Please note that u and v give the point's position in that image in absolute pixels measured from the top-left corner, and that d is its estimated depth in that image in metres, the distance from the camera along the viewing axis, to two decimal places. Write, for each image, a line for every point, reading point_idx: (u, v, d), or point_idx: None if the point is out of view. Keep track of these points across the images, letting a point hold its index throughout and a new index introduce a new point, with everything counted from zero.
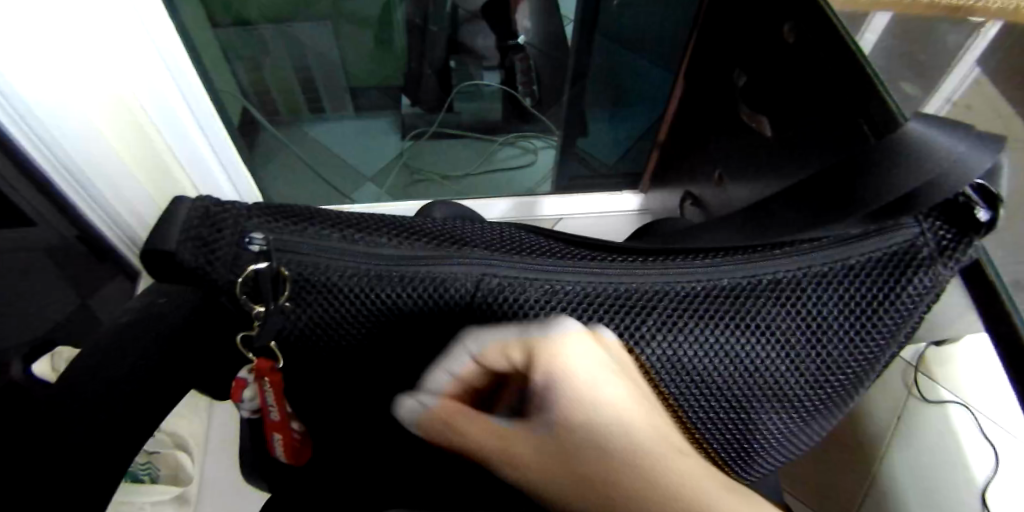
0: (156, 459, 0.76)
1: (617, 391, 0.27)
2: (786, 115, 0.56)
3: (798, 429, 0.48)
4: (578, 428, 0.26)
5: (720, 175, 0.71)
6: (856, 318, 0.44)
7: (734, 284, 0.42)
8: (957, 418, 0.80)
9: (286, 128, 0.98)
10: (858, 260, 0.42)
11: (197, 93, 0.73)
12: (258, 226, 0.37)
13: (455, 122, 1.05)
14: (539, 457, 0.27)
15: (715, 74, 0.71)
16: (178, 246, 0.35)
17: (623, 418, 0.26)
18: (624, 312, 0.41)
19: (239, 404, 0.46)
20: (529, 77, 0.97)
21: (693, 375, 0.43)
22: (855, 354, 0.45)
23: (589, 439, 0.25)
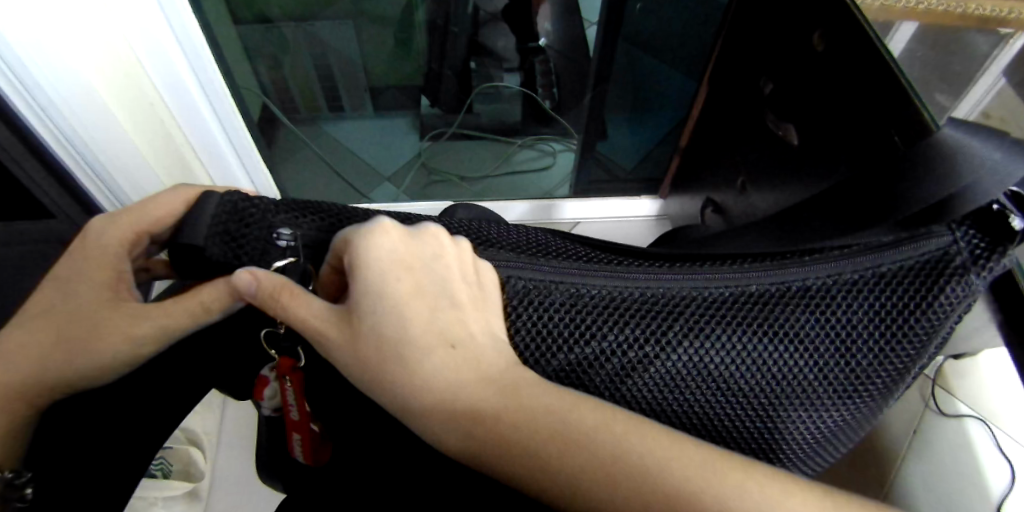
0: (169, 454, 0.77)
1: (403, 290, 0.34)
2: (815, 124, 0.55)
3: (828, 449, 0.45)
4: (369, 315, 0.33)
5: (743, 182, 0.71)
6: (893, 329, 0.41)
7: (762, 289, 0.41)
8: (974, 431, 0.78)
9: (305, 126, 0.99)
10: (892, 267, 0.41)
11: (219, 91, 0.75)
12: (285, 221, 0.38)
13: (474, 123, 1.06)
14: (337, 334, 0.33)
15: (741, 81, 0.70)
16: (206, 241, 0.36)
17: (404, 315, 0.33)
18: (649, 317, 0.39)
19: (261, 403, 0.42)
20: (548, 79, 1.00)
21: (721, 386, 0.40)
22: (891, 366, 0.42)
23: (376, 328, 0.33)
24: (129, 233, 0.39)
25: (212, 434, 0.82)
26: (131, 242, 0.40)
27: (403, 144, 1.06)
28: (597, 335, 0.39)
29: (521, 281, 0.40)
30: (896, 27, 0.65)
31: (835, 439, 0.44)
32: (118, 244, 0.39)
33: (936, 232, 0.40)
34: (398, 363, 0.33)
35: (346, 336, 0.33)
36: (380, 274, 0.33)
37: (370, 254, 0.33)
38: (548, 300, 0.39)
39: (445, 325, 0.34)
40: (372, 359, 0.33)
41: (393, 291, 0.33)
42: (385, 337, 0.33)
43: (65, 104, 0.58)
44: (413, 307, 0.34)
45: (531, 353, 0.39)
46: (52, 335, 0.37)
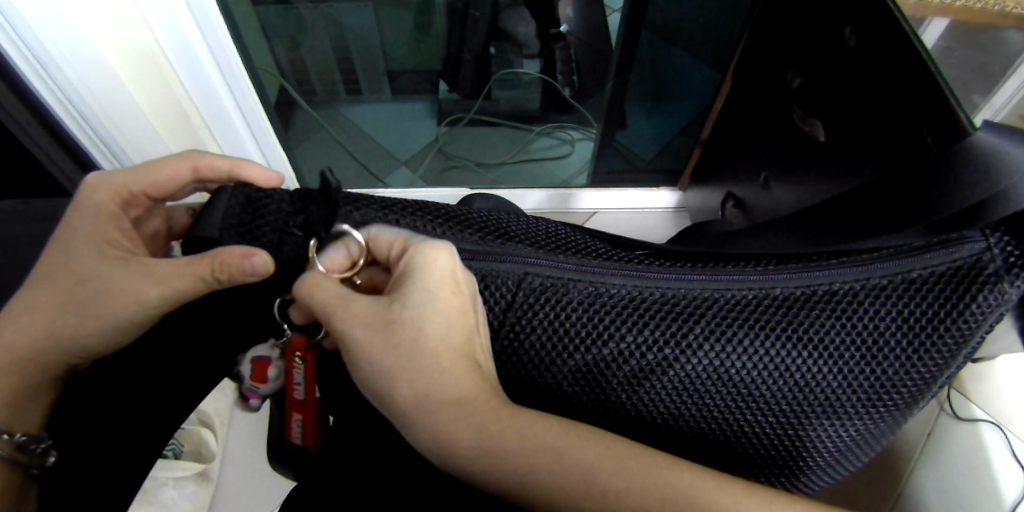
0: (180, 435, 0.78)
1: (444, 302, 0.35)
2: (847, 120, 0.53)
3: (854, 458, 0.41)
4: (406, 321, 0.35)
5: (766, 177, 0.69)
6: (932, 339, 0.37)
7: (785, 293, 0.38)
8: (988, 437, 0.77)
9: (322, 109, 0.98)
10: (928, 272, 0.36)
11: (230, 55, 0.72)
12: (300, 211, 0.36)
13: (492, 110, 1.05)
14: (366, 336, 0.35)
15: (768, 76, 0.68)
16: (221, 233, 0.36)
17: (443, 326, 0.35)
18: (669, 319, 0.38)
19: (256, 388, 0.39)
20: (568, 67, 0.98)
21: (740, 390, 0.37)
22: (931, 377, 0.38)
23: (410, 331, 0.35)
24: (122, 188, 0.42)
25: (224, 415, 0.82)
26: (125, 197, 0.42)
27: (420, 129, 1.05)
28: (614, 335, 0.38)
29: (539, 278, 0.38)
30: (929, 22, 0.63)
31: (860, 451, 0.41)
32: (112, 197, 0.42)
33: (970, 238, 0.35)
34: (431, 359, 0.34)
35: (376, 331, 0.35)
36: (430, 286, 0.35)
37: (431, 263, 0.35)
38: (566, 298, 0.38)
39: (477, 333, 0.36)
40: (403, 355, 0.34)
41: (445, 300, 0.35)
42: (425, 335, 0.35)
43: (73, 72, 0.60)
44: (460, 313, 0.35)
45: (544, 354, 0.38)
46: (75, 298, 0.38)
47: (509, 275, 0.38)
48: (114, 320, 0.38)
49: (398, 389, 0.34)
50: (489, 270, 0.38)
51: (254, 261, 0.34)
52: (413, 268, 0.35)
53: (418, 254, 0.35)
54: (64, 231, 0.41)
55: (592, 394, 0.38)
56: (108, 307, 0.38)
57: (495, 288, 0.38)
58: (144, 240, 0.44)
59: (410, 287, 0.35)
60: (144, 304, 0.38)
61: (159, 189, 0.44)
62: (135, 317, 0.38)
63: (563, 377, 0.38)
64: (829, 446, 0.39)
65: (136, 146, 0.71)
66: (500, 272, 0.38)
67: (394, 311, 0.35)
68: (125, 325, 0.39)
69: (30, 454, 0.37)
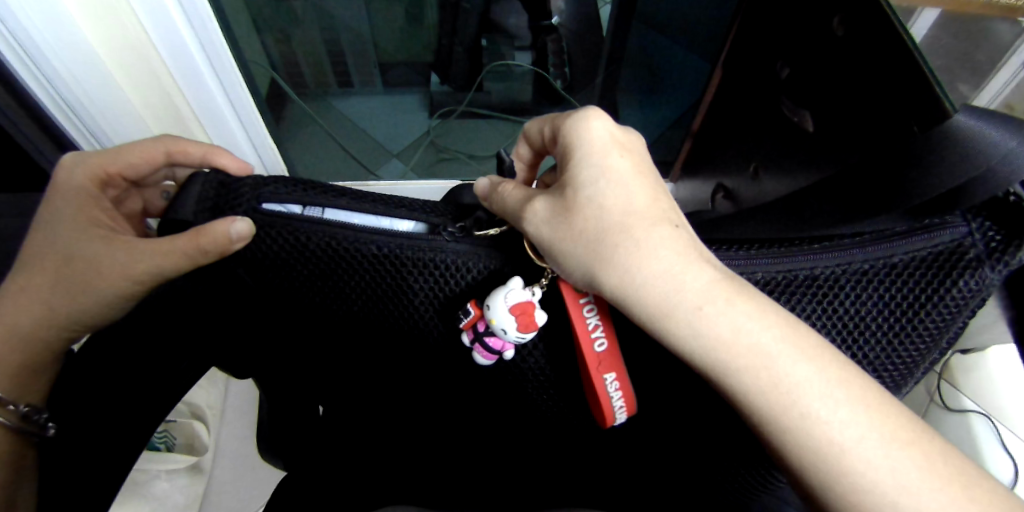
0: (173, 427, 0.76)
1: (619, 162, 0.33)
2: (831, 111, 0.53)
3: None
4: (584, 192, 0.32)
5: (755, 167, 0.70)
6: (914, 323, 0.37)
7: (768, 279, 0.37)
8: (978, 428, 0.77)
9: (314, 101, 0.98)
10: (908, 256, 0.36)
11: (220, 48, 0.71)
12: (270, 194, 0.34)
13: (485, 102, 1.03)
14: (549, 214, 0.32)
15: (757, 68, 0.68)
16: (195, 216, 0.35)
17: (624, 193, 0.32)
18: None
19: (506, 331, 0.31)
20: (561, 59, 0.98)
21: None
22: (907, 362, 0.38)
23: (591, 202, 0.31)
24: (99, 169, 0.42)
25: (216, 409, 0.82)
26: (102, 179, 0.42)
27: (412, 121, 1.04)
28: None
29: None
30: (917, 14, 0.63)
31: None
32: (89, 179, 0.41)
33: (950, 223, 0.35)
34: (622, 235, 0.31)
35: (557, 209, 0.32)
36: (595, 151, 0.33)
37: (589, 139, 0.33)
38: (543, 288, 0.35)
39: (668, 209, 0.33)
40: (592, 227, 0.31)
41: (614, 169, 0.32)
42: (608, 209, 0.31)
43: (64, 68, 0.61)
44: (639, 186, 0.32)
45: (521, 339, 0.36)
46: (57, 281, 0.38)
47: (484, 259, 0.35)
48: (105, 297, 0.38)
49: (601, 274, 0.30)
50: (460, 255, 0.34)
51: (238, 226, 0.33)
52: (576, 149, 0.33)
53: (574, 133, 0.34)
54: (49, 211, 0.40)
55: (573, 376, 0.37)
56: (96, 285, 0.38)
57: (465, 276, 0.35)
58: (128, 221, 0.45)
59: (579, 164, 0.33)
60: (122, 284, 0.38)
61: (133, 171, 0.43)
62: (117, 296, 0.38)
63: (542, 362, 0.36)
64: None
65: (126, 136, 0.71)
66: (472, 257, 0.34)
67: (572, 192, 0.32)
68: (118, 302, 0.39)
69: (34, 425, 0.37)
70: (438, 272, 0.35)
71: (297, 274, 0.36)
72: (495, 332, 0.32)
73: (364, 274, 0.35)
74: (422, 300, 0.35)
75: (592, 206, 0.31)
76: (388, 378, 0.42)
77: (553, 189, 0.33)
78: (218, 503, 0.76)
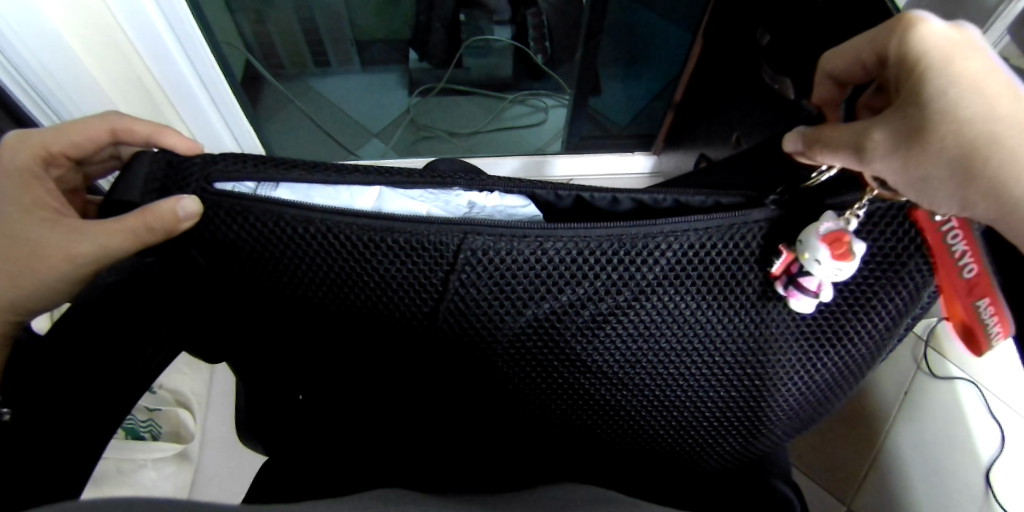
0: (157, 416, 0.76)
1: (973, 64, 0.25)
2: (808, 73, 0.51)
3: (822, 407, 0.38)
4: (926, 107, 0.25)
5: (738, 137, 0.70)
6: (892, 286, 0.33)
7: (752, 228, 0.32)
8: (964, 396, 0.79)
9: (290, 82, 0.96)
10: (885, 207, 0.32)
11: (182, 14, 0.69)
12: (223, 172, 0.32)
13: (465, 78, 1.02)
14: (892, 143, 0.26)
15: (738, 34, 0.67)
16: (143, 198, 0.32)
17: (979, 96, 0.25)
18: (621, 269, 0.32)
19: (820, 258, 0.28)
20: (540, 33, 0.95)
21: (693, 339, 0.35)
22: (879, 337, 0.35)
23: (942, 117, 0.25)
24: (41, 148, 0.40)
25: (201, 395, 0.81)
26: (44, 157, 0.40)
27: (392, 100, 1.02)
28: (566, 286, 0.33)
29: (483, 236, 0.31)
30: None
31: (834, 396, 0.38)
32: (31, 158, 0.39)
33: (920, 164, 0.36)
34: (981, 148, 0.25)
35: (901, 135, 0.26)
36: (943, 56, 0.25)
37: (931, 41, 0.26)
38: (505, 261, 0.32)
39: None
40: (946, 146, 0.25)
41: (960, 73, 0.25)
42: (966, 122, 0.25)
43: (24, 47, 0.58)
44: (998, 87, 0.25)
45: (487, 313, 0.34)
46: (7, 258, 0.37)
47: (442, 234, 0.31)
48: (56, 276, 0.37)
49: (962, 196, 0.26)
50: (419, 230, 0.31)
51: (183, 205, 0.30)
52: (919, 58, 0.26)
53: (908, 36, 0.26)
54: None
55: (541, 347, 0.35)
56: (40, 269, 0.36)
57: (423, 253, 0.32)
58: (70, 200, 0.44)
59: (930, 76, 0.25)
60: (72, 260, 0.36)
61: (77, 150, 0.42)
62: (72, 274, 0.37)
63: (511, 333, 0.34)
64: (798, 390, 0.37)
65: None
66: (431, 232, 0.31)
67: (921, 106, 0.25)
68: (72, 280, 0.37)
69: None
70: (392, 248, 0.32)
71: (245, 260, 0.33)
72: (810, 268, 0.29)
73: (319, 251, 0.32)
74: (380, 277, 0.33)
75: (952, 117, 0.25)
76: (343, 353, 0.40)
77: (892, 108, 0.26)
78: (206, 491, 0.75)
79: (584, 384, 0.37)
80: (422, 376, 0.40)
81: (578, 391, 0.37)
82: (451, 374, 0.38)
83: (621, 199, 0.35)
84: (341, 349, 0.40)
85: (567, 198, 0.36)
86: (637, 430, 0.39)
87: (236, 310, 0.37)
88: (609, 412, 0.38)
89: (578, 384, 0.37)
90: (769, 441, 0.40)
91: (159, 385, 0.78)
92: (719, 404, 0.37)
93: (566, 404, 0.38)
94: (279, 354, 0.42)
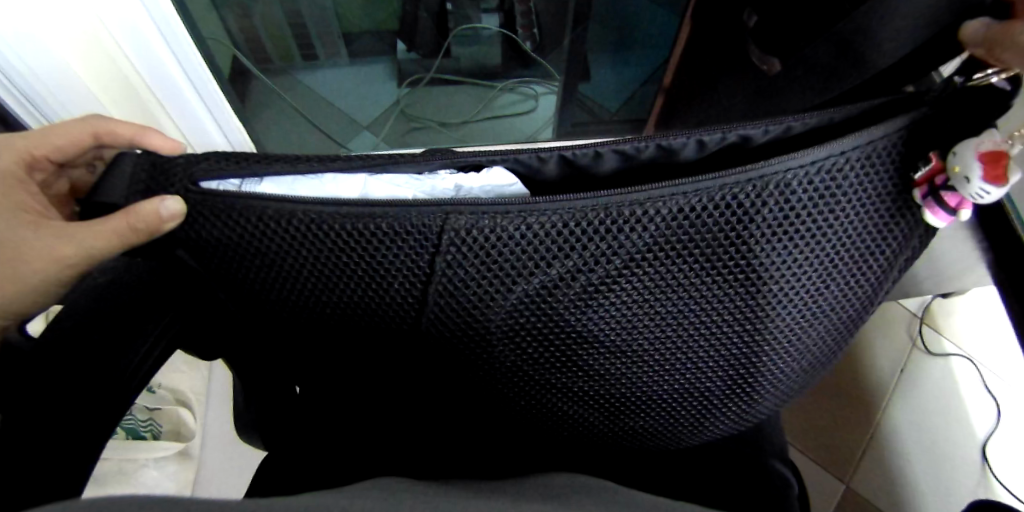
0: (157, 415, 0.76)
1: None
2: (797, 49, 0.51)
3: (815, 365, 0.39)
4: None
5: (728, 118, 0.70)
6: (881, 236, 0.33)
7: (744, 186, 0.31)
8: (959, 369, 0.80)
9: (278, 76, 0.95)
10: (865, 149, 0.31)
11: (168, 16, 0.68)
12: (207, 171, 0.31)
13: (452, 68, 1.01)
14: None
15: (727, 14, 0.66)
16: (127, 200, 0.32)
17: None
18: (610, 240, 0.32)
19: (976, 177, 0.28)
20: (529, 20, 0.94)
21: (684, 307, 0.34)
22: (867, 293, 0.35)
23: None
24: (24, 152, 0.41)
25: (200, 392, 0.82)
26: (28, 161, 0.41)
27: (382, 92, 1.02)
28: (554, 260, 0.32)
29: (465, 215, 0.31)
30: None
31: (825, 353, 0.38)
32: (15, 162, 0.40)
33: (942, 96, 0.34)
34: None
35: None
36: None
37: None
38: (491, 238, 0.32)
39: None
40: None
41: None
42: None
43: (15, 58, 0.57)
44: None
45: (475, 292, 0.33)
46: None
47: (423, 215, 0.31)
48: (49, 277, 0.37)
49: None
50: (402, 216, 0.31)
51: (167, 204, 0.30)
52: None
53: None
54: None
55: (533, 323, 0.34)
56: (26, 271, 0.36)
57: (406, 235, 0.32)
58: (58, 204, 0.44)
59: None
60: (63, 260, 0.36)
61: (61, 153, 0.42)
62: (64, 274, 0.37)
63: (503, 312, 0.34)
64: (791, 352, 0.37)
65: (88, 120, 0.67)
66: (412, 213, 0.31)
67: None
68: (62, 278, 0.37)
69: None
70: (375, 232, 0.32)
71: (232, 255, 0.33)
72: (957, 183, 0.28)
73: (305, 234, 0.32)
74: (366, 261, 0.33)
75: None
76: (332, 350, 0.40)
77: None
78: (209, 488, 0.76)
79: (576, 359, 0.36)
80: (412, 365, 0.39)
81: (576, 367, 0.37)
82: (442, 361, 0.38)
83: (603, 153, 0.35)
84: (329, 346, 0.39)
85: (551, 160, 0.36)
86: (632, 404, 0.39)
87: (218, 309, 0.37)
88: (608, 388, 0.38)
89: (571, 360, 0.37)
90: (769, 403, 0.40)
91: (158, 385, 0.78)
92: (713, 372, 0.37)
93: (560, 380, 0.38)
94: (269, 354, 0.41)
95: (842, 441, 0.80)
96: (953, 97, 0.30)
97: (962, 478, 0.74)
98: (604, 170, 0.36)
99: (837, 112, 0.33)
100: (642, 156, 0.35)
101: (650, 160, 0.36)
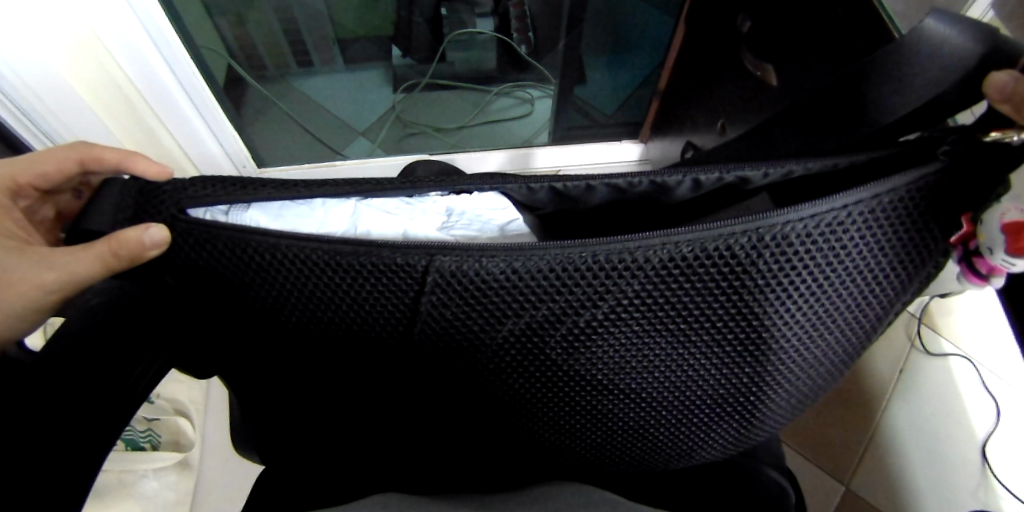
0: (156, 424, 0.75)
1: None
2: (790, 57, 0.51)
3: (805, 400, 0.39)
4: None
5: (722, 122, 0.70)
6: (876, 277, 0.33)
7: (741, 234, 0.30)
8: (958, 369, 0.78)
9: (273, 84, 0.95)
10: (868, 205, 0.30)
11: (159, 24, 0.68)
12: (193, 199, 0.31)
13: (448, 72, 1.02)
14: None
15: (719, 20, 0.67)
16: (113, 227, 0.32)
17: None
18: (600, 284, 0.32)
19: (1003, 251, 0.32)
20: (524, 24, 0.95)
21: (674, 346, 0.34)
22: (859, 332, 0.35)
23: None
24: (9, 179, 0.41)
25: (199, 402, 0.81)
26: (10, 187, 0.41)
27: (377, 99, 1.02)
28: (543, 302, 0.32)
29: (453, 257, 0.31)
30: None
31: (816, 391, 0.38)
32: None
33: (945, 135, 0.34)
34: None
35: None
36: None
37: None
38: (480, 281, 0.31)
39: None
40: None
41: None
42: None
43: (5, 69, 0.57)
44: None
45: (465, 331, 0.33)
46: None
47: (414, 257, 0.31)
48: (39, 299, 0.37)
49: None
50: (393, 257, 0.31)
51: (151, 233, 0.30)
52: None
53: None
54: None
55: (522, 360, 0.35)
56: (10, 294, 0.36)
57: (396, 276, 0.32)
58: (43, 229, 0.44)
59: None
60: (53, 283, 0.36)
61: (45, 180, 0.42)
62: (55, 297, 0.37)
63: (495, 348, 0.34)
64: (780, 391, 0.37)
65: (84, 134, 0.67)
66: (403, 255, 0.31)
67: None
68: (52, 300, 0.37)
69: None
70: (366, 271, 0.32)
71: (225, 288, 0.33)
72: (986, 252, 0.33)
73: (298, 274, 0.32)
74: (355, 300, 0.33)
75: None
76: (323, 377, 0.40)
77: None
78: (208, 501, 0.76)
79: (566, 395, 0.37)
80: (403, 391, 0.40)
81: (567, 401, 0.37)
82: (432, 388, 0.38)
83: (596, 186, 0.35)
84: (321, 373, 0.39)
85: (542, 190, 0.36)
86: (621, 436, 0.39)
87: (212, 335, 0.37)
88: (600, 421, 0.38)
89: (561, 395, 0.37)
90: (762, 434, 0.40)
91: (157, 396, 0.78)
92: (702, 407, 0.37)
93: (549, 413, 0.38)
94: (262, 378, 0.41)
95: (842, 444, 0.83)
96: (970, 151, 0.29)
97: (959, 478, 0.72)
98: (596, 199, 0.37)
99: (843, 158, 0.33)
100: (635, 189, 0.36)
101: (642, 192, 0.36)
